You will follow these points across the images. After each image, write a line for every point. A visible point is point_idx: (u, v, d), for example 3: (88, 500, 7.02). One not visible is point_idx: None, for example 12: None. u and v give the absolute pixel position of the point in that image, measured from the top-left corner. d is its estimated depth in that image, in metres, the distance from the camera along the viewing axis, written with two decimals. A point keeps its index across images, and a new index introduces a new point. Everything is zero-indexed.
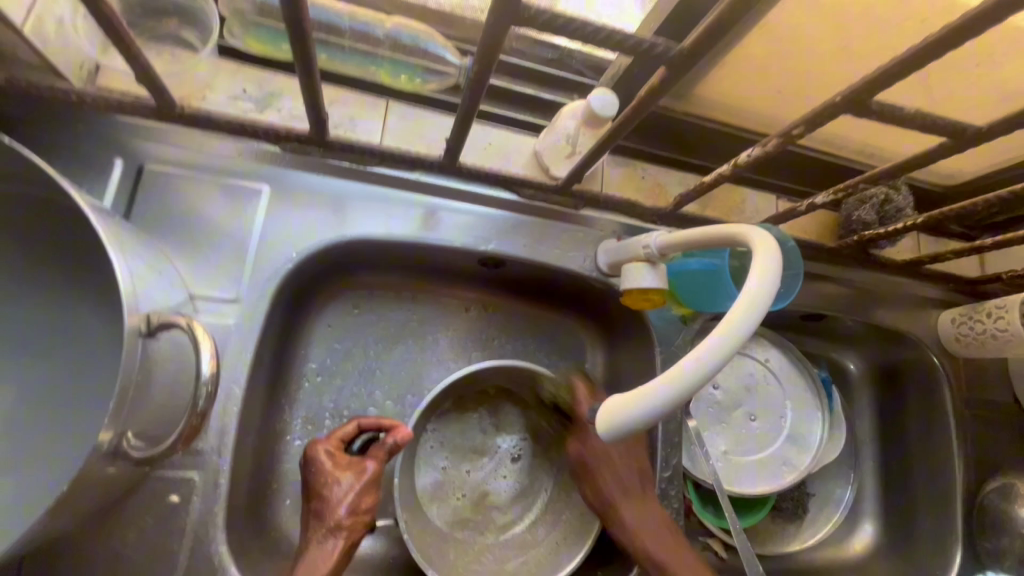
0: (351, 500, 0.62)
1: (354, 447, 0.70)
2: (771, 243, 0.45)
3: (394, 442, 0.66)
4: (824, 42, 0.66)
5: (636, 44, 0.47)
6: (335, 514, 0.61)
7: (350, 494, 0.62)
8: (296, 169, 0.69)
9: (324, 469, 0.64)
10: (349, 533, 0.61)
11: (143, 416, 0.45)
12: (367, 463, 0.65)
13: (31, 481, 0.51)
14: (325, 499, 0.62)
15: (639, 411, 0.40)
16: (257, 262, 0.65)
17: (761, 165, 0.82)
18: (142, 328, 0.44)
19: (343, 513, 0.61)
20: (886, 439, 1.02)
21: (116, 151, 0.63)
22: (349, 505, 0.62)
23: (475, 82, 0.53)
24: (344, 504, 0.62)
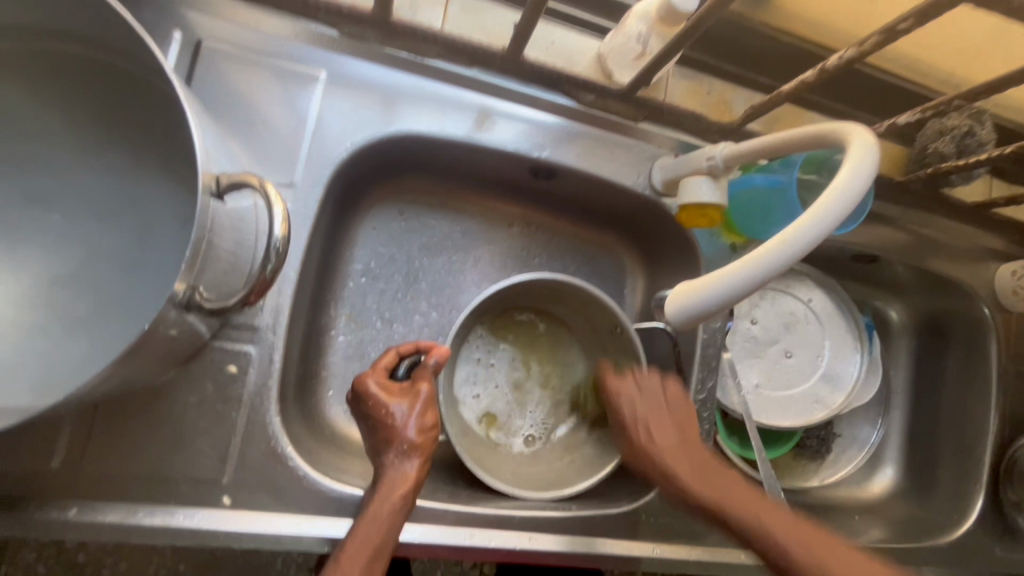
0: (414, 422, 0.61)
1: (400, 373, 0.66)
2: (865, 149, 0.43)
3: (436, 362, 0.64)
4: None
5: None
6: (404, 438, 0.61)
7: (413, 419, 0.61)
8: (353, 57, 0.67)
9: (378, 399, 0.61)
10: (419, 452, 0.61)
11: (213, 277, 0.47)
12: (419, 386, 0.63)
13: (102, 337, 0.54)
14: (389, 429, 0.61)
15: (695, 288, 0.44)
16: (311, 150, 0.65)
17: (834, 87, 0.77)
18: (213, 188, 0.44)
19: (411, 435, 0.61)
20: (920, 389, 1.01)
21: (174, 23, 0.61)
22: (415, 427, 0.61)
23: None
24: (409, 428, 0.61)
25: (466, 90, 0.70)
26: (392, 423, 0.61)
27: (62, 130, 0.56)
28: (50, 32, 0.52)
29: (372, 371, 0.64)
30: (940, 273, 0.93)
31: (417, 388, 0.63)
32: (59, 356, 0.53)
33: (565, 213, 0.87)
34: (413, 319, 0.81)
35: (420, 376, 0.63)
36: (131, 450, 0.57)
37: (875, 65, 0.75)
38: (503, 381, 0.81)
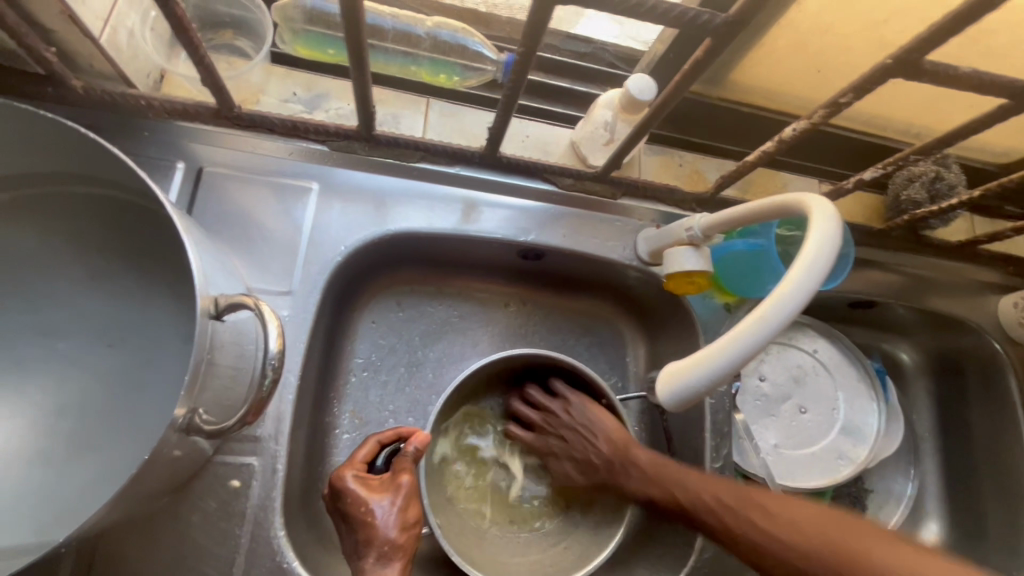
0: (395, 518, 0.59)
1: (379, 464, 0.65)
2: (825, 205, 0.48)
3: (416, 449, 0.64)
4: (864, 18, 0.65)
5: (677, 17, 0.47)
6: (384, 538, 0.58)
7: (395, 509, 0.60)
8: (343, 168, 0.72)
9: (358, 497, 0.60)
10: (401, 553, 0.58)
11: (210, 397, 0.47)
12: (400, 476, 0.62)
13: (104, 464, 0.54)
14: (369, 528, 0.58)
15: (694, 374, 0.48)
16: (308, 258, 0.68)
17: (799, 148, 0.81)
18: (211, 310, 0.46)
19: (392, 534, 0.58)
20: (946, 432, 0.98)
21: (177, 155, 0.66)
22: (396, 523, 0.59)
23: (517, 77, 0.54)
24: (389, 525, 0.59)
25: (452, 186, 0.74)
26: (372, 522, 0.58)
27: (70, 264, 0.59)
28: (67, 178, 0.56)
29: (350, 466, 0.63)
30: (942, 311, 0.92)
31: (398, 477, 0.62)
32: (63, 487, 0.53)
33: (559, 289, 0.89)
34: (417, 408, 0.81)
35: (398, 467, 0.63)
36: None
37: (837, 124, 0.79)
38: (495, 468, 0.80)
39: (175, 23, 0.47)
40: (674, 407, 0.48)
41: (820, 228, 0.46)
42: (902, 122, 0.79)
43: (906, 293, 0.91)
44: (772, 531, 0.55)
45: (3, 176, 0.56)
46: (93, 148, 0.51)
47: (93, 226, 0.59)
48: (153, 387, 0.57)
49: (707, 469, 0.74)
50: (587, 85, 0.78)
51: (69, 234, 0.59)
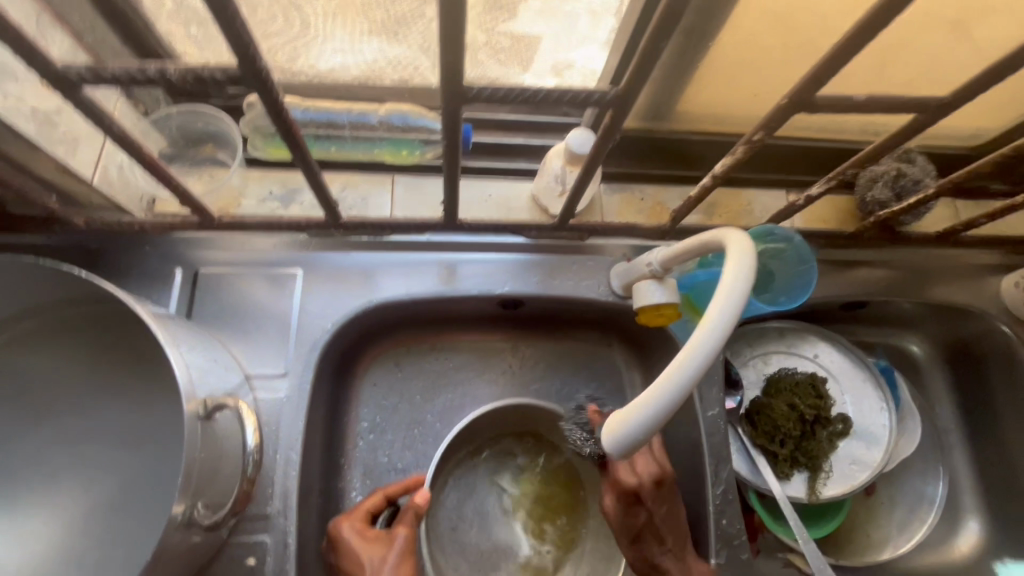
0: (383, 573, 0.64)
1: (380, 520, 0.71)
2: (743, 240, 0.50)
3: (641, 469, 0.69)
4: (801, 49, 0.68)
5: (573, 95, 0.46)
6: None
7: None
8: (325, 251, 0.78)
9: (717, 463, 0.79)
10: None
11: (211, 493, 0.51)
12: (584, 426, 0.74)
13: (127, 558, 0.58)
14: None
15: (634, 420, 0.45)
16: (299, 337, 0.74)
17: (754, 162, 0.83)
18: (201, 412, 0.51)
19: None
20: (973, 421, 0.94)
21: (175, 263, 0.73)
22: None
23: (452, 151, 0.55)
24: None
25: (426, 253, 0.80)
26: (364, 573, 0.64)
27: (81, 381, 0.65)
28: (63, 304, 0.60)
29: (355, 514, 0.69)
30: (940, 300, 0.90)
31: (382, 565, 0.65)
32: None
33: (545, 329, 0.91)
34: (423, 464, 0.83)
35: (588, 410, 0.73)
36: None
37: (792, 134, 0.80)
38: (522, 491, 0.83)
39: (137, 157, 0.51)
40: (618, 454, 0.47)
41: (717, 305, 0.46)
42: (857, 125, 0.78)
43: (901, 287, 0.89)
44: None
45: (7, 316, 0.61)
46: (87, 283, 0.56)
47: (86, 340, 0.63)
48: (157, 491, 0.61)
49: (709, 494, 0.74)
50: (541, 138, 0.82)
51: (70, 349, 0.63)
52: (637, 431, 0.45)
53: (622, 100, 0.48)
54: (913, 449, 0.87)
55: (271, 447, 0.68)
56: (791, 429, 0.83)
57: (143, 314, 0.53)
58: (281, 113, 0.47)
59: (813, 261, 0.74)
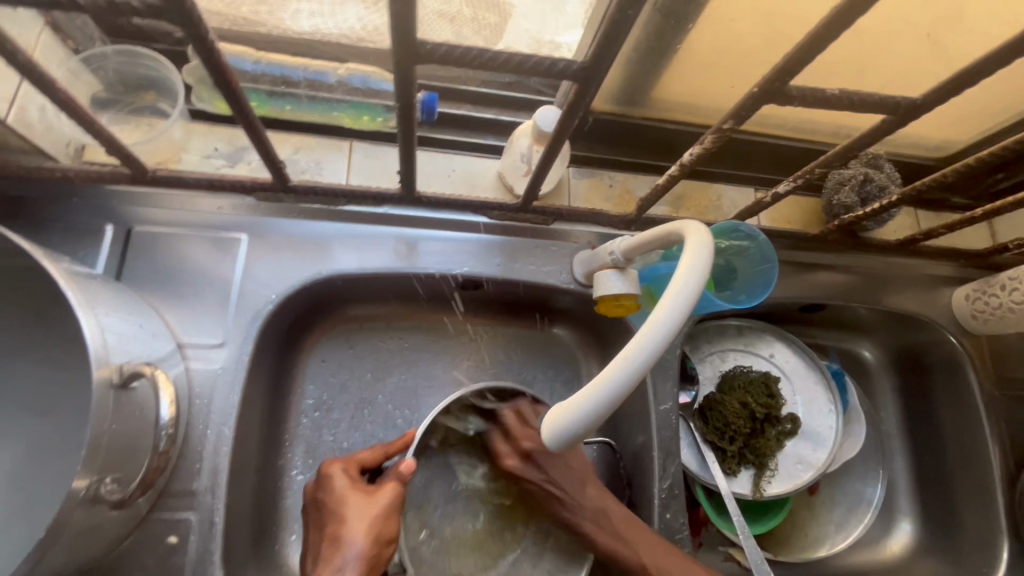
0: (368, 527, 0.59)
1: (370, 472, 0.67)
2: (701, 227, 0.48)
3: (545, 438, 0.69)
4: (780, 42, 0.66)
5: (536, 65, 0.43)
6: (350, 537, 0.58)
7: (343, 531, 0.58)
8: (274, 217, 0.73)
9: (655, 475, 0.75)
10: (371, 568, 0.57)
11: (123, 468, 0.48)
12: (513, 457, 0.69)
13: (30, 533, 0.54)
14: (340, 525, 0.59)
15: (574, 414, 0.44)
16: (241, 307, 0.69)
17: (725, 158, 0.81)
18: (114, 379, 0.46)
19: (359, 542, 0.57)
20: (915, 427, 0.97)
21: (106, 219, 0.68)
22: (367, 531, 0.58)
23: (406, 120, 0.52)
24: (356, 534, 0.58)
25: (383, 226, 0.76)
26: (343, 521, 0.59)
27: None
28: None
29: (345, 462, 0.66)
30: (895, 308, 0.91)
31: (373, 514, 0.60)
32: None
33: (505, 313, 0.89)
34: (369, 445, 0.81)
35: (526, 436, 0.68)
36: None
37: (765, 131, 0.79)
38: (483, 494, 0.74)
39: (51, 94, 0.46)
40: (555, 449, 0.46)
41: (671, 298, 0.44)
42: (829, 127, 0.77)
43: (858, 293, 0.90)
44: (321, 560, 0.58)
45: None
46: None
47: None
48: (71, 463, 0.57)
49: (655, 487, 0.74)
50: (512, 115, 0.79)
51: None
52: (575, 426, 0.44)
53: (588, 75, 0.45)
54: (857, 451, 0.89)
55: (201, 421, 0.64)
56: (741, 427, 0.84)
57: (51, 270, 0.47)
58: (215, 56, 0.42)
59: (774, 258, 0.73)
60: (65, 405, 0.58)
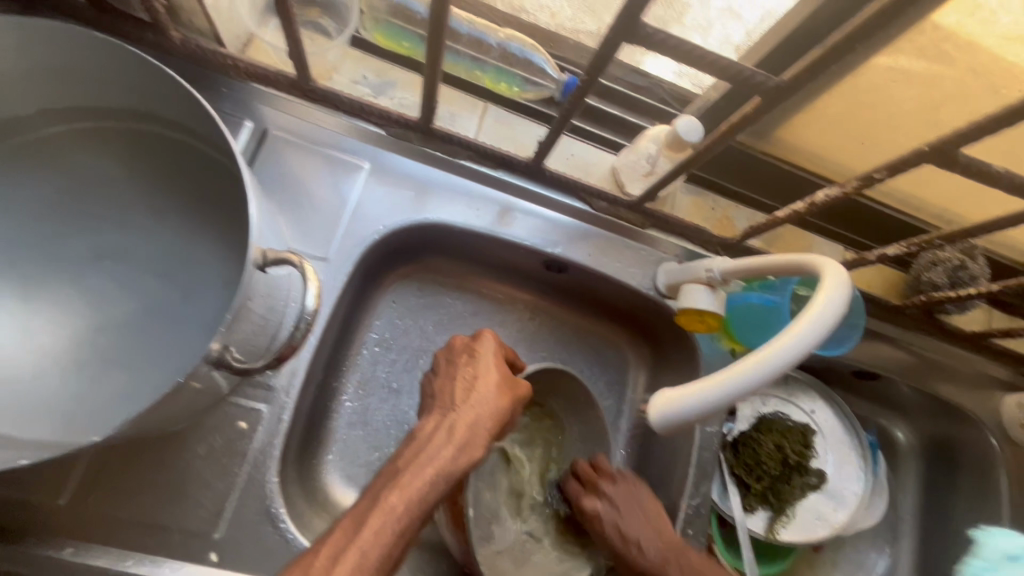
0: (499, 408, 0.57)
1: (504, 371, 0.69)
2: (828, 258, 0.51)
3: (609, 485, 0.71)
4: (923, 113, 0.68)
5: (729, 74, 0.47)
6: (485, 407, 0.56)
7: (482, 398, 0.57)
8: (396, 154, 0.76)
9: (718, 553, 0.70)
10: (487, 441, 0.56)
11: (242, 341, 0.51)
12: (592, 498, 0.71)
13: (125, 381, 0.56)
14: (476, 395, 0.57)
15: (700, 399, 0.46)
16: (348, 230, 0.72)
17: (825, 211, 0.84)
18: (259, 261, 0.50)
19: (490, 413, 0.56)
20: (929, 516, 0.98)
21: (246, 114, 0.71)
22: (497, 409, 0.57)
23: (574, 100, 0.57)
24: (484, 409, 0.56)
25: (492, 190, 0.79)
26: (477, 394, 0.57)
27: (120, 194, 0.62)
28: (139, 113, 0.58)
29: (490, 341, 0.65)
30: (945, 397, 0.92)
31: (511, 395, 0.59)
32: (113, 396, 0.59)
33: (573, 303, 0.91)
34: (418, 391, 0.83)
35: (598, 478, 0.72)
36: (141, 496, 0.59)
37: (872, 195, 0.81)
38: (528, 474, 0.79)
39: None
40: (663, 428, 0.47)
41: (826, 295, 0.46)
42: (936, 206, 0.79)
43: (914, 373, 0.92)
44: (458, 411, 0.56)
45: (79, 106, 0.59)
46: (176, 95, 0.54)
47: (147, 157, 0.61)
48: (171, 326, 0.59)
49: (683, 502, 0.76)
50: (638, 117, 0.81)
51: (129, 161, 0.61)
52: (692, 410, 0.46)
53: None
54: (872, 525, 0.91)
55: None
56: (771, 468, 0.86)
57: (230, 145, 0.50)
58: None
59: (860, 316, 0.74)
60: (176, 273, 0.61)
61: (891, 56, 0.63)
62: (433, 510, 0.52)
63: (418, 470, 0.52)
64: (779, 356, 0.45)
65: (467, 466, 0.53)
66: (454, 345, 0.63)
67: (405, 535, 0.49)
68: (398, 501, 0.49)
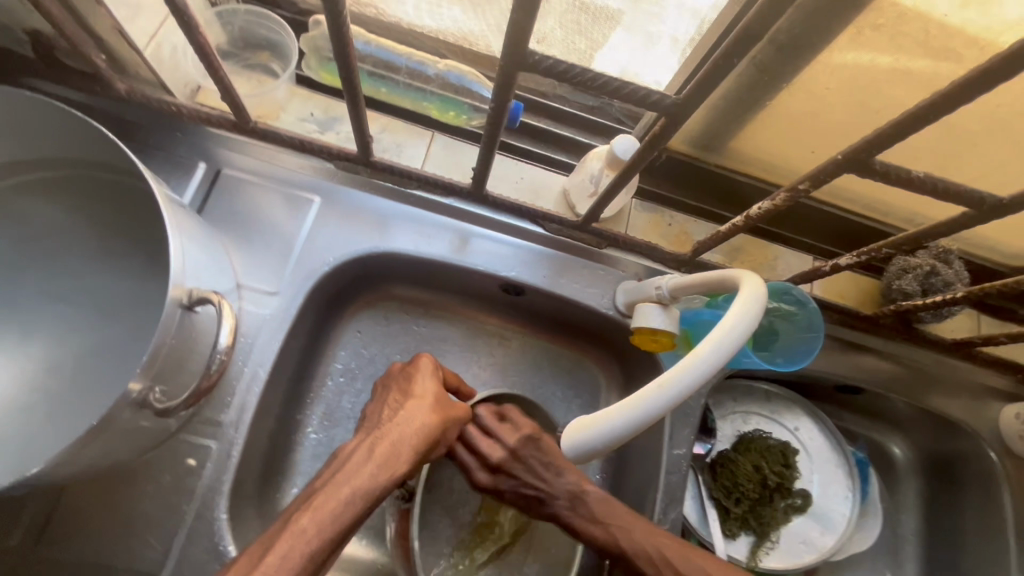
0: (430, 430, 0.58)
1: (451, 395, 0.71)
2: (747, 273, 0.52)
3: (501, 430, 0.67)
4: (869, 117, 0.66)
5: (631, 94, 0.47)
6: (414, 425, 0.57)
7: (413, 418, 0.58)
8: (347, 187, 0.77)
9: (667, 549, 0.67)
10: (415, 461, 0.56)
11: (172, 379, 0.52)
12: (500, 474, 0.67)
13: (70, 423, 0.58)
14: (408, 413, 0.58)
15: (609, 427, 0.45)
16: (299, 263, 0.73)
17: (788, 220, 0.81)
18: (183, 300, 0.51)
19: (421, 432, 0.57)
20: (934, 538, 0.92)
21: (200, 156, 0.73)
22: (428, 430, 0.58)
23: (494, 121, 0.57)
24: (415, 429, 0.57)
25: (445, 216, 0.79)
26: (409, 414, 0.58)
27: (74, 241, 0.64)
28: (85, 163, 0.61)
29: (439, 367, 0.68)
30: (937, 409, 0.87)
31: (448, 417, 0.60)
32: None
33: (539, 325, 0.90)
34: None
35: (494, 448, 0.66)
36: (91, 536, 0.60)
37: (833, 202, 0.79)
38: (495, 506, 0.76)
39: (190, 36, 0.51)
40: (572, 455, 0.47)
41: (738, 312, 0.46)
42: (902, 210, 0.76)
43: (901, 384, 0.87)
44: (386, 429, 0.57)
45: (31, 159, 0.62)
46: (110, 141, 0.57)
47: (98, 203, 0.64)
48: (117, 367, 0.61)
49: (652, 529, 0.73)
50: (588, 137, 0.81)
51: (82, 209, 0.64)
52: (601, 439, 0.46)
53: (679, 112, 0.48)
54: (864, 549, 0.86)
55: (240, 359, 0.68)
56: (749, 490, 0.82)
57: (155, 188, 0.52)
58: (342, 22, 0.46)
59: (819, 327, 0.71)
60: (125, 314, 0.63)
61: (824, 64, 0.62)
62: (350, 531, 0.51)
63: (326, 491, 0.51)
64: (688, 377, 0.44)
65: (387, 484, 0.53)
66: (395, 370, 0.66)
67: (317, 560, 0.48)
68: (309, 522, 0.48)
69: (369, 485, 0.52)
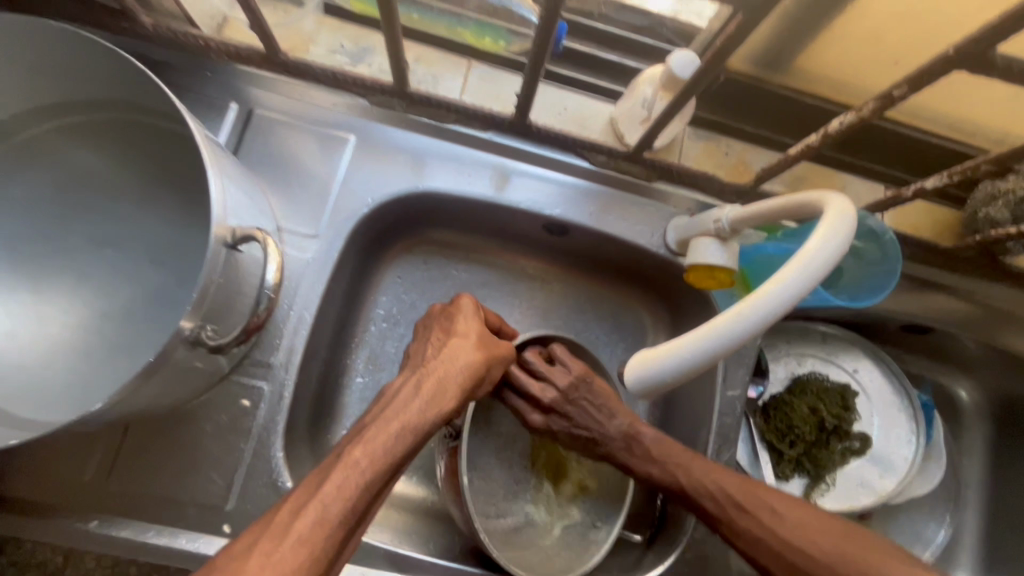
0: (476, 364, 0.57)
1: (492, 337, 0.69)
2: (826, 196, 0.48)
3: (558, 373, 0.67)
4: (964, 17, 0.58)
5: None
6: (460, 360, 0.56)
7: (458, 353, 0.57)
8: (384, 123, 0.74)
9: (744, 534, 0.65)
10: (460, 397, 0.55)
11: (222, 319, 0.51)
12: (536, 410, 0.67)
13: (128, 364, 0.59)
14: (451, 349, 0.57)
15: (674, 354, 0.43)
16: (338, 205, 0.71)
17: (859, 145, 0.74)
18: (227, 239, 0.49)
19: (467, 365, 0.56)
20: (1000, 482, 0.88)
21: (231, 96, 0.70)
22: (474, 365, 0.56)
23: (541, 44, 0.52)
24: (461, 362, 0.56)
25: (485, 152, 0.75)
26: (454, 350, 0.57)
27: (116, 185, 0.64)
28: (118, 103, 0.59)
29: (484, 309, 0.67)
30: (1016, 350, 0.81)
31: (493, 353, 0.59)
32: None
33: (583, 267, 0.87)
34: None
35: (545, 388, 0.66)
36: (157, 472, 0.62)
37: (912, 122, 0.71)
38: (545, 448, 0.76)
39: None
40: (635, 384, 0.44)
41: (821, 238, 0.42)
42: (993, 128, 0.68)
43: (976, 324, 0.81)
44: (431, 367, 0.56)
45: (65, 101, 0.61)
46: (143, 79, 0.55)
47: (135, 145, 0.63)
48: (169, 310, 0.61)
49: None
50: (636, 60, 0.75)
51: (120, 152, 0.63)
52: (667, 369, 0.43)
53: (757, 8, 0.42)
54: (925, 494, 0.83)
55: (286, 302, 0.68)
56: (806, 433, 0.79)
57: (191, 122, 0.50)
58: None
59: (896, 260, 0.66)
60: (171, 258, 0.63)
61: None
62: (401, 465, 0.51)
63: (376, 427, 0.50)
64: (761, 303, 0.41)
65: (435, 418, 0.52)
66: (436, 310, 0.64)
67: (372, 491, 0.48)
68: (362, 455, 0.48)
69: (418, 422, 0.52)
